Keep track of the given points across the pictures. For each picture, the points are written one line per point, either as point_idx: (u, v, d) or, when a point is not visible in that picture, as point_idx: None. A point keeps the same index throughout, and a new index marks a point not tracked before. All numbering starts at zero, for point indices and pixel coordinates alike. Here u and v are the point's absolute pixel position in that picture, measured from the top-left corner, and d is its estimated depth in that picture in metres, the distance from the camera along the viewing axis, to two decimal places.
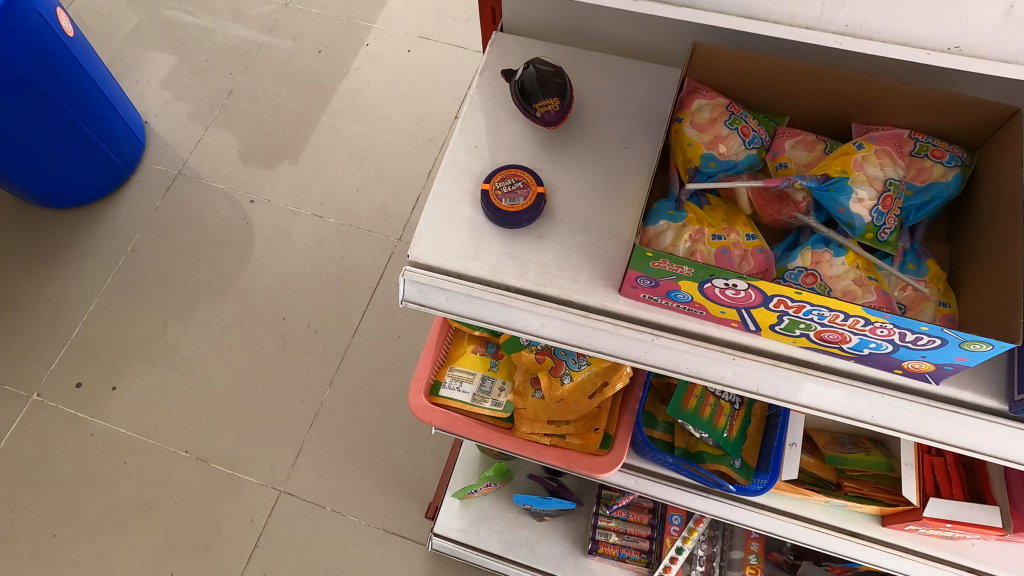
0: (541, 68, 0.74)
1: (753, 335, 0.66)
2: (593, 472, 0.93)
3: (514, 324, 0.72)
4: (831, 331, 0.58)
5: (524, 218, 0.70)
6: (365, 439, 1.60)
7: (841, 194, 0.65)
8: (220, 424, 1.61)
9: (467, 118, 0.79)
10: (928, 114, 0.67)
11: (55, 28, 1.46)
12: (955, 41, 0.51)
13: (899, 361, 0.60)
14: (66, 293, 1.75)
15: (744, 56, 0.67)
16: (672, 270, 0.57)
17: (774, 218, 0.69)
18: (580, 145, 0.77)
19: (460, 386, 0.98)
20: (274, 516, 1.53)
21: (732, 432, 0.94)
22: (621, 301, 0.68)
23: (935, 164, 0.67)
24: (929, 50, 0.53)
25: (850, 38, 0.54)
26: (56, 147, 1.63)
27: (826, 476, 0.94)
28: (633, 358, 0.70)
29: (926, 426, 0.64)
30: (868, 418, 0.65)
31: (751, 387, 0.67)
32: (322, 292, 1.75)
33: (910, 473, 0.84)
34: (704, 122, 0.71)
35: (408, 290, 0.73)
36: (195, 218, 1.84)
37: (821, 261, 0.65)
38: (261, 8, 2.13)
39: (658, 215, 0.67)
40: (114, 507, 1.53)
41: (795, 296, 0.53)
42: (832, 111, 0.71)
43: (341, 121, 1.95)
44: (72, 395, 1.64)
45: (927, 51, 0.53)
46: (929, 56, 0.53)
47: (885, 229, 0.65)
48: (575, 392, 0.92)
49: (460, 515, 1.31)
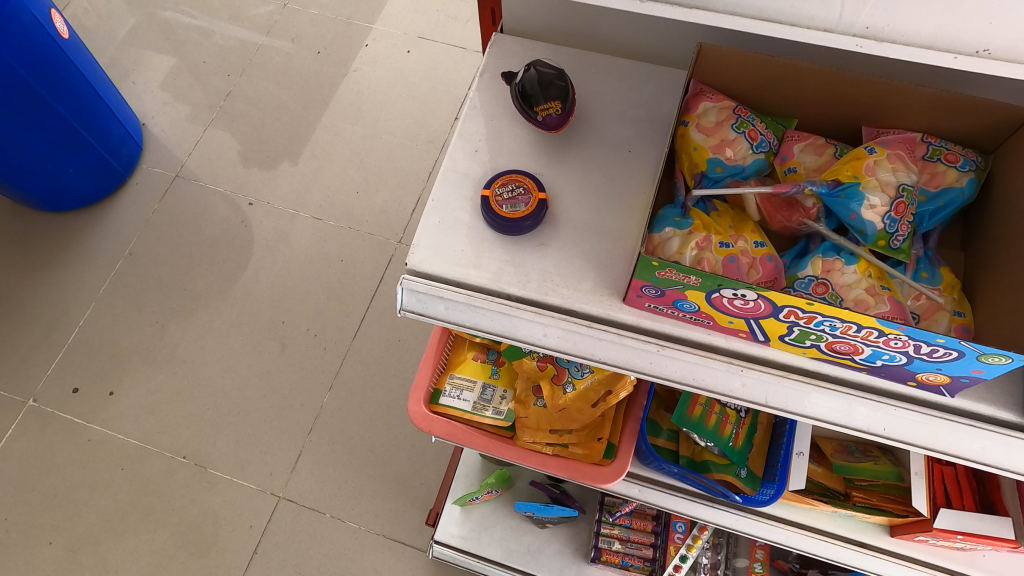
0: (542, 70, 0.72)
1: (761, 346, 0.64)
2: (597, 482, 0.91)
3: (516, 334, 0.70)
4: (843, 342, 0.56)
5: (525, 224, 0.68)
6: (365, 444, 1.58)
7: (852, 201, 0.63)
8: (218, 429, 1.60)
9: (467, 122, 0.77)
10: (942, 118, 0.65)
11: (48, 28, 1.44)
12: (984, 44, 0.49)
13: (914, 374, 0.58)
14: (62, 298, 1.73)
15: (752, 57, 0.66)
16: (678, 280, 0.55)
17: (784, 225, 0.67)
18: (583, 149, 0.75)
19: (461, 395, 0.97)
20: (273, 522, 1.51)
21: (738, 441, 0.92)
22: (626, 310, 0.66)
23: (949, 169, 0.65)
24: (955, 54, 0.51)
25: (871, 41, 0.52)
26: (53, 150, 1.62)
27: (834, 485, 0.91)
28: (638, 369, 0.68)
29: (940, 440, 0.62)
30: (880, 431, 0.63)
31: (760, 400, 0.65)
32: (322, 296, 1.73)
33: (919, 483, 0.82)
34: (710, 126, 0.69)
35: (406, 299, 0.71)
36: (193, 221, 1.82)
37: (833, 269, 0.63)
38: (260, 9, 2.11)
39: (664, 222, 0.65)
40: (111, 513, 1.52)
41: (806, 307, 0.52)
42: (842, 113, 0.69)
43: (341, 123, 1.94)
44: (69, 400, 1.62)
45: (954, 55, 0.51)
46: (956, 60, 0.51)
47: (897, 237, 0.64)
48: (578, 400, 0.91)
49: (461, 522, 1.28)
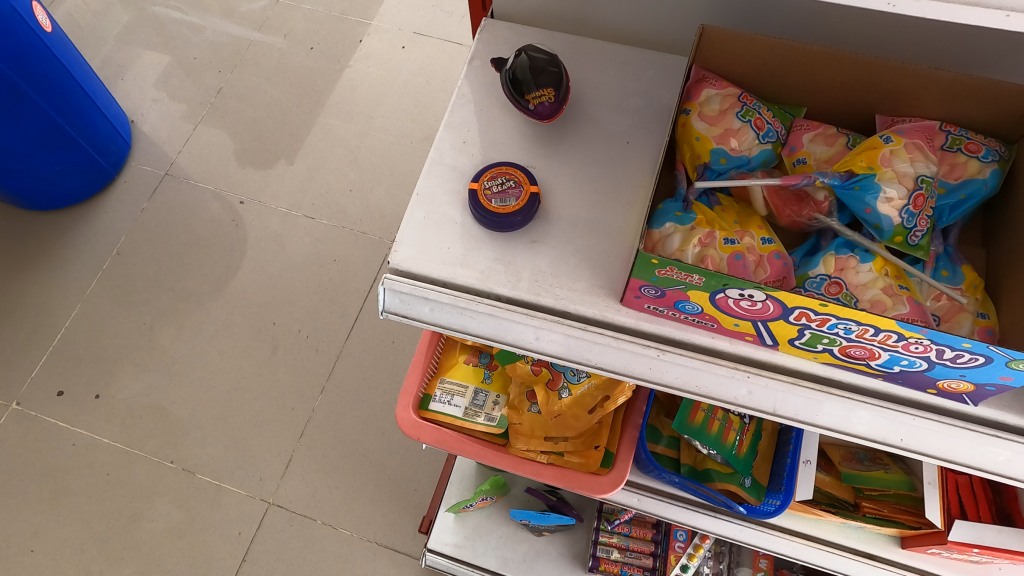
0: (534, 56, 0.68)
1: (769, 350, 0.60)
2: (594, 492, 0.86)
3: (506, 338, 0.65)
4: (858, 346, 0.52)
5: (516, 220, 0.64)
6: (357, 449, 1.54)
7: (867, 193, 0.59)
8: (207, 434, 1.55)
9: (456, 112, 0.72)
10: (962, 105, 0.61)
11: (30, 22, 1.39)
12: None
13: (934, 381, 0.54)
14: (47, 299, 1.69)
15: (759, 39, 0.61)
16: (680, 279, 0.51)
17: (793, 220, 0.62)
18: (578, 140, 0.70)
19: (452, 400, 0.92)
20: (263, 529, 1.47)
21: (742, 448, 0.88)
22: (623, 312, 0.62)
23: (971, 159, 0.61)
24: (1008, 11, 0.47)
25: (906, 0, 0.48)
26: (37, 148, 1.57)
27: (843, 495, 0.86)
28: (636, 374, 0.64)
29: (961, 452, 0.58)
30: (897, 441, 0.59)
31: (768, 408, 0.61)
32: (314, 296, 1.69)
33: (932, 493, 0.77)
34: (713, 114, 0.65)
35: (388, 299, 0.67)
36: (183, 219, 1.78)
37: (846, 268, 0.59)
38: (253, 4, 2.07)
39: (664, 217, 0.61)
40: (96, 521, 1.47)
41: (819, 308, 0.47)
42: (854, 101, 0.65)
43: (334, 120, 1.89)
44: (54, 404, 1.58)
45: (1006, 13, 0.47)
46: (1009, 17, 0.47)
47: (916, 232, 0.59)
48: (574, 406, 0.88)
49: (455, 530, 1.24)
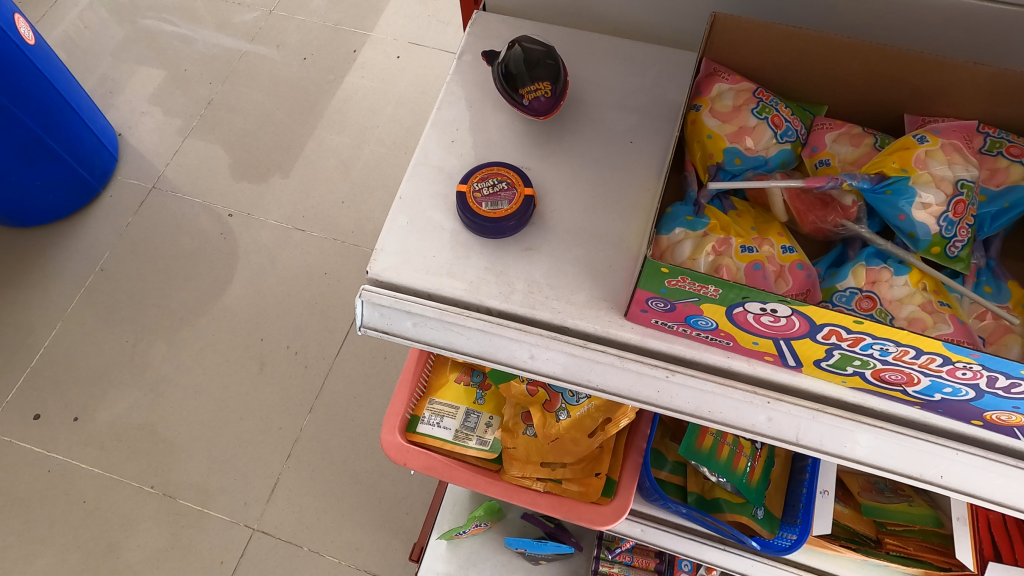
0: (528, 47, 0.64)
1: (792, 372, 0.54)
2: (595, 524, 0.80)
3: (498, 356, 0.59)
4: (895, 370, 0.46)
5: (509, 225, 0.59)
6: (345, 471, 1.46)
7: (900, 198, 0.54)
8: (189, 456, 1.48)
9: (444, 109, 0.67)
10: (1000, 103, 0.55)
11: (12, 35, 1.35)
12: None
13: (981, 411, 0.48)
14: (27, 317, 1.63)
15: (775, 29, 0.56)
16: (692, 291, 0.45)
17: (817, 227, 0.57)
18: (577, 140, 0.65)
19: (441, 422, 0.86)
20: (246, 557, 1.39)
21: (754, 477, 0.81)
22: (627, 327, 0.56)
23: (1013, 164, 0.56)
24: None
25: None
26: (18, 163, 1.52)
27: (864, 530, 0.79)
28: (642, 399, 0.57)
29: (1009, 491, 0.52)
30: (936, 479, 0.53)
31: (790, 437, 0.55)
32: (304, 310, 1.63)
33: (962, 531, 0.70)
34: (726, 111, 0.60)
35: (367, 314, 0.61)
36: (170, 232, 1.73)
37: (879, 281, 0.53)
38: (246, 16, 2.04)
39: (673, 222, 0.55)
40: (69, 553, 1.40)
41: (854, 326, 0.41)
42: (881, 98, 0.60)
43: (328, 131, 1.85)
44: (30, 428, 1.51)
45: None
46: None
47: (955, 243, 0.54)
48: (574, 429, 0.80)
49: (447, 558, 1.15)
